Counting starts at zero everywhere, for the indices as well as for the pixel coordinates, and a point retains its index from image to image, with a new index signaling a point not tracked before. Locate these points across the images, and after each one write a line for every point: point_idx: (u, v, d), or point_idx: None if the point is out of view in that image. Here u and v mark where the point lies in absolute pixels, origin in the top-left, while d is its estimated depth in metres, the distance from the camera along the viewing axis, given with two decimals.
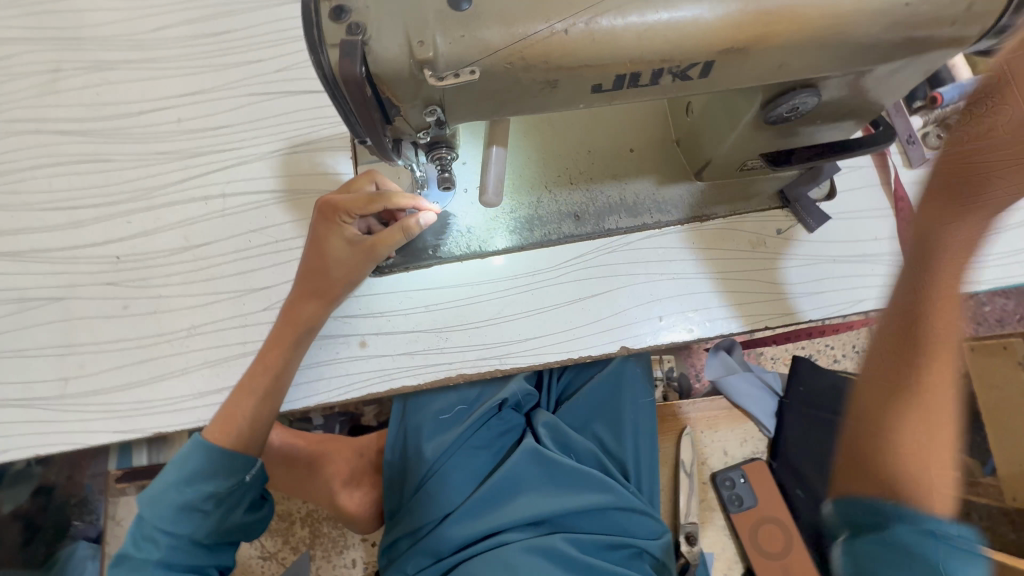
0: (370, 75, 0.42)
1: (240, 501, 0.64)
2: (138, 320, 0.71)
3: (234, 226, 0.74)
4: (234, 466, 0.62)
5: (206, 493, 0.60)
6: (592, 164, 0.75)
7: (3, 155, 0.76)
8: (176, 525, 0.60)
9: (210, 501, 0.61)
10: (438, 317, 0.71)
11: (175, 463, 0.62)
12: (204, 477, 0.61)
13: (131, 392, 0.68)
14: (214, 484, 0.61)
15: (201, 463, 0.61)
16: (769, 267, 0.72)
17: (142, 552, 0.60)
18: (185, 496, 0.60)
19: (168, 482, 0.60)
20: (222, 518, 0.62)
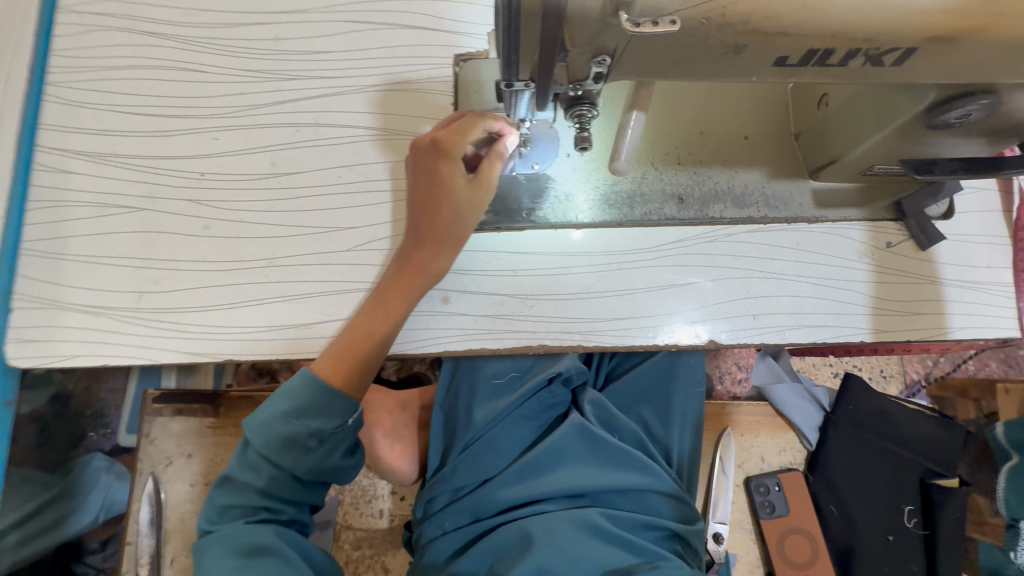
0: (561, 9, 0.38)
1: (339, 445, 0.63)
2: (218, 243, 0.68)
3: (324, 159, 0.71)
4: (342, 409, 0.62)
5: (308, 431, 0.60)
6: (703, 147, 0.71)
7: (88, 50, 0.72)
8: (282, 456, 0.60)
9: (312, 440, 0.60)
10: (525, 284, 0.69)
11: (281, 397, 0.61)
12: (309, 415, 0.60)
13: (206, 315, 0.66)
14: (317, 425, 0.60)
15: (306, 401, 0.60)
16: (873, 278, 0.69)
17: (247, 477, 0.62)
18: (290, 432, 0.60)
19: (275, 415, 0.60)
20: (322, 458, 0.62)
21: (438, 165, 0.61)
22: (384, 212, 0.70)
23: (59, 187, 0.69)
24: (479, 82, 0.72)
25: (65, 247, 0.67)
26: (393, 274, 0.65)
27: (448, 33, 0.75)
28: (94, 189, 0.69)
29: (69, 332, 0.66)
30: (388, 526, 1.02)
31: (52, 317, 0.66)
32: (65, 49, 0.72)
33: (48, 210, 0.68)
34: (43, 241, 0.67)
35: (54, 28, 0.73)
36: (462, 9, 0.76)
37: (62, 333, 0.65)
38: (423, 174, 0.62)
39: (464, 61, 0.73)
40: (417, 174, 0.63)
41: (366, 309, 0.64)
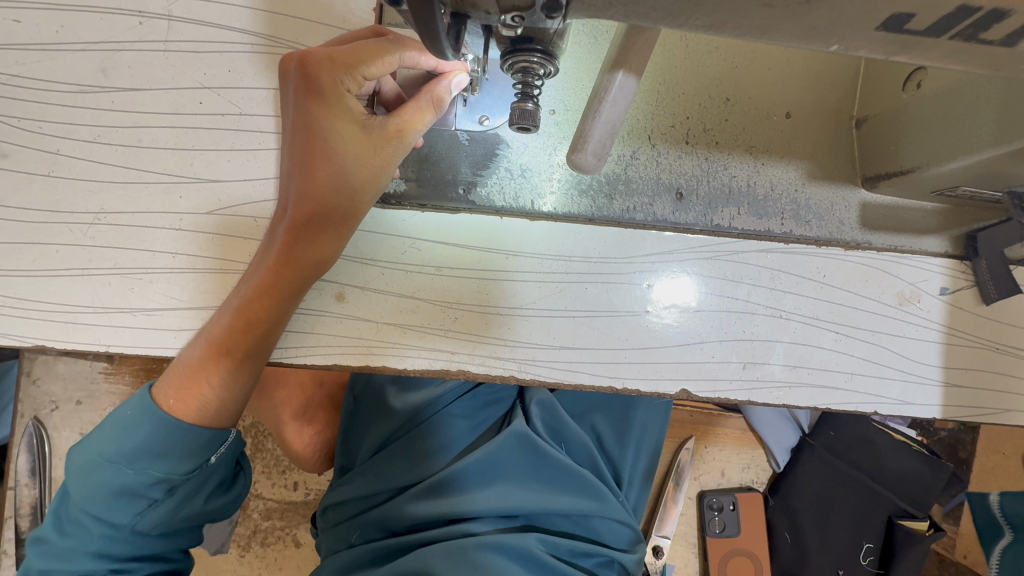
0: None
1: (200, 488, 0.48)
2: (26, 183, 0.49)
3: (180, 73, 0.49)
4: (188, 445, 0.45)
5: (151, 479, 0.44)
6: (722, 124, 0.50)
7: None
8: (112, 512, 0.44)
9: (159, 489, 0.45)
10: (449, 287, 0.51)
11: (112, 429, 0.45)
12: (150, 457, 0.44)
13: (8, 282, 0.48)
14: (166, 469, 0.44)
15: (145, 435, 0.44)
16: (913, 333, 0.52)
17: (71, 537, 0.45)
18: (123, 479, 0.44)
19: (101, 455, 0.44)
20: (176, 509, 0.46)
21: (311, 107, 0.40)
22: (262, 163, 0.49)
23: None
24: None
25: None
26: (257, 264, 0.46)
27: None
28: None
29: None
30: (302, 501, 0.93)
31: None
32: None
33: None
34: None
35: None
36: None
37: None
38: (292, 117, 0.42)
39: None
40: (287, 113, 0.43)
41: (220, 311, 0.47)
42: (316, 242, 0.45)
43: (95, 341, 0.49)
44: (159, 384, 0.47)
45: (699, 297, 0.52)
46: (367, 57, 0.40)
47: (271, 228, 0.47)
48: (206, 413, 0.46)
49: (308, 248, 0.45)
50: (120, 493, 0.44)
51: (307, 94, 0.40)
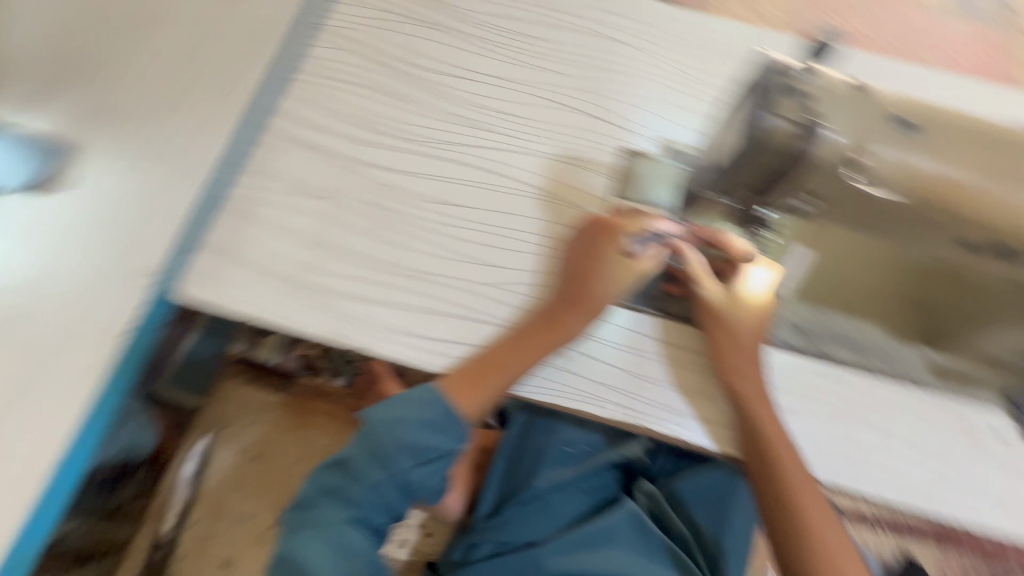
0: (806, 152, 0.46)
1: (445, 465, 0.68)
2: (385, 248, 0.75)
3: (493, 203, 0.79)
4: (455, 428, 0.67)
5: (434, 444, 0.66)
6: (827, 291, 0.80)
7: (324, 61, 0.84)
8: (399, 460, 0.65)
9: (432, 453, 0.66)
10: (640, 363, 0.72)
11: (417, 402, 0.67)
12: (436, 430, 0.66)
13: (355, 306, 0.73)
14: (442, 441, 0.66)
15: (440, 415, 0.66)
16: (978, 465, 0.70)
17: (363, 470, 0.66)
18: (420, 439, 0.65)
19: (412, 419, 0.66)
20: (435, 472, 0.67)
21: (605, 245, 0.71)
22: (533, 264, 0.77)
23: (269, 162, 0.78)
24: (647, 179, 0.80)
25: (256, 212, 0.76)
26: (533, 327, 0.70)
27: (626, 131, 0.83)
28: (291, 170, 0.78)
29: (231, 281, 0.73)
30: (408, 561, 1.00)
31: (226, 268, 0.73)
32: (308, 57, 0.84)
33: (252, 178, 0.77)
34: (241, 203, 0.76)
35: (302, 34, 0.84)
36: (644, 116, 0.85)
37: (226, 281, 0.73)
38: (583, 244, 0.72)
39: (635, 158, 0.82)
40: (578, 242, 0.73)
41: (500, 347, 0.70)
42: (577, 323, 0.70)
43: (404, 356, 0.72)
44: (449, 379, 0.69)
45: (815, 403, 0.71)
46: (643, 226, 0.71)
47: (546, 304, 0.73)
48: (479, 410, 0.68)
49: (572, 325, 0.70)
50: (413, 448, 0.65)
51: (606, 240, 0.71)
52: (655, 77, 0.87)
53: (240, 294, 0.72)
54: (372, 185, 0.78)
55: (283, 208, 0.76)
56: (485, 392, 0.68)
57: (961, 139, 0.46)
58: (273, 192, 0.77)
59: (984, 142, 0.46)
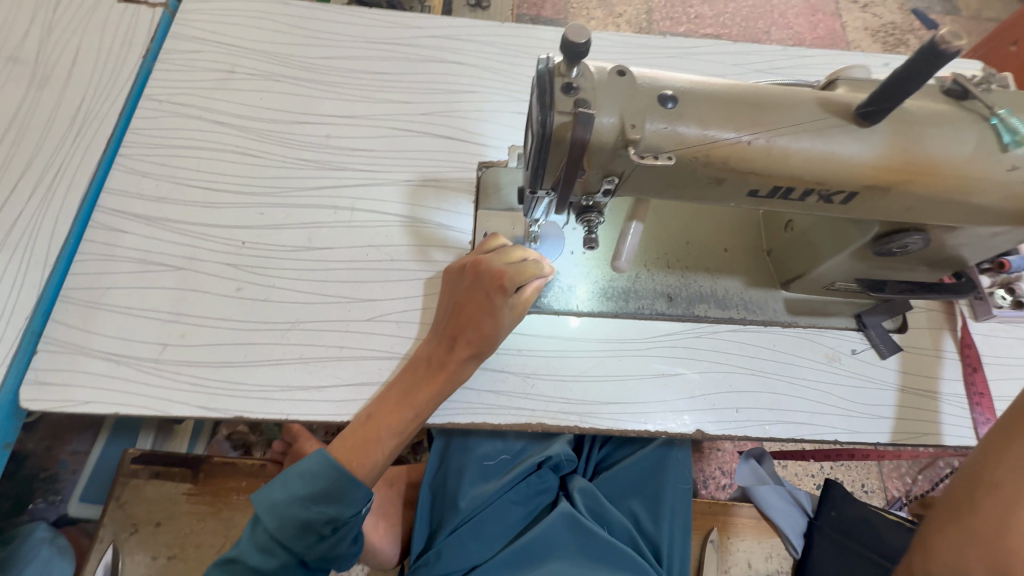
0: (586, 142, 0.47)
1: (346, 536, 0.65)
2: (249, 305, 0.73)
3: (355, 238, 0.78)
4: (356, 493, 0.64)
5: (326, 518, 0.62)
6: (690, 255, 0.80)
7: (162, 131, 0.82)
8: (294, 541, 0.62)
9: (328, 526, 0.62)
10: (527, 363, 0.75)
11: (303, 478, 0.63)
12: (327, 501, 0.63)
13: (222, 368, 0.70)
14: (335, 512, 0.62)
15: (331, 483, 0.63)
16: (844, 382, 0.77)
17: (256, 559, 0.62)
18: (308, 514, 0.62)
19: (295, 496, 0.62)
20: (332, 546, 0.64)
21: (481, 282, 0.66)
22: (410, 289, 0.76)
23: (110, 243, 0.75)
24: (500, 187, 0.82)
25: (101, 298, 0.71)
26: (420, 372, 0.68)
27: (475, 144, 0.86)
28: (137, 253, 0.74)
29: (78, 390, 0.67)
30: None
31: (74, 362, 0.68)
32: (143, 128, 0.82)
33: (93, 267, 0.73)
34: (84, 292, 0.72)
35: (136, 113, 0.83)
36: (491, 127, 0.88)
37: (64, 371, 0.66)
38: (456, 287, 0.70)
39: (487, 167, 0.84)
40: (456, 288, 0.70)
41: (386, 405, 0.67)
42: (464, 364, 0.67)
43: (288, 414, 0.68)
44: (336, 445, 0.66)
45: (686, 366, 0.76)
46: (523, 265, 0.65)
47: (428, 348, 0.69)
48: (375, 469, 0.67)
49: (458, 371, 0.68)
50: (285, 520, 0.61)
51: (477, 276, 0.67)
52: (493, 90, 0.91)
53: (97, 402, 0.66)
54: (224, 239, 0.76)
55: (133, 279, 0.73)
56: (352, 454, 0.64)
57: (719, 105, 0.50)
58: (124, 282, 0.73)
59: (741, 108, 0.50)
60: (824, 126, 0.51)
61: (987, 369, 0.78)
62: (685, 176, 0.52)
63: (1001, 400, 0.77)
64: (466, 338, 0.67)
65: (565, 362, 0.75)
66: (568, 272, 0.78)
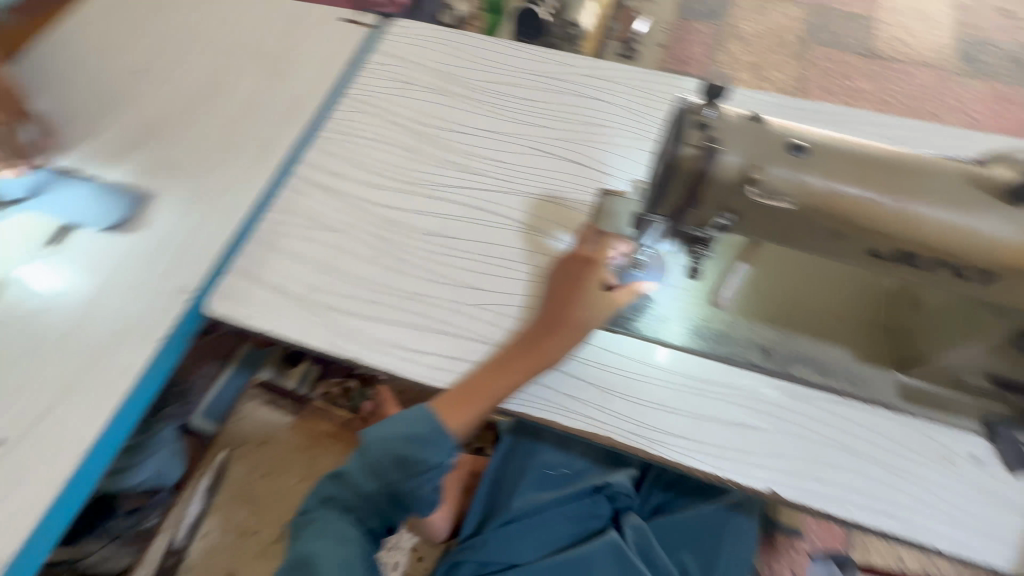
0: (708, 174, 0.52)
1: (431, 482, 0.72)
2: (383, 272, 0.86)
3: (478, 235, 0.89)
4: (445, 446, 0.72)
5: (419, 458, 0.71)
6: (799, 314, 0.78)
7: (349, 123, 1.00)
8: (392, 472, 0.71)
9: (419, 467, 0.71)
10: (608, 378, 0.78)
11: (408, 420, 0.74)
12: (424, 444, 0.72)
13: (350, 319, 0.83)
14: (428, 455, 0.71)
15: (431, 431, 0.72)
16: (957, 489, 0.69)
17: (360, 482, 0.72)
18: (403, 450, 0.71)
19: (398, 434, 0.72)
20: (418, 486, 0.71)
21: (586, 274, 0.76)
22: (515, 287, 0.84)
23: (292, 202, 0.93)
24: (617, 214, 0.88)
25: (276, 243, 0.89)
26: (512, 348, 0.76)
27: (601, 174, 0.93)
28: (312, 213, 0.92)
29: (246, 306, 0.83)
30: None
31: (248, 287, 0.85)
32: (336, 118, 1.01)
33: (276, 218, 0.91)
34: (265, 236, 0.90)
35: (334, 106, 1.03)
36: (618, 161, 0.95)
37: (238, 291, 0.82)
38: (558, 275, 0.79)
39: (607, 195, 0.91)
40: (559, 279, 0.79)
41: (485, 373, 0.75)
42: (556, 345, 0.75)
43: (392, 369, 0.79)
44: (438, 401, 0.75)
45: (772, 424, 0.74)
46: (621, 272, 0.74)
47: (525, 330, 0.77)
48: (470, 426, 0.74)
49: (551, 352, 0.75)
50: (383, 450, 0.71)
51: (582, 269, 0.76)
52: (627, 129, 0.98)
53: (254, 319, 0.82)
54: (376, 215, 0.91)
55: (302, 231, 0.90)
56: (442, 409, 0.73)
57: (853, 161, 0.52)
58: (299, 233, 0.90)
59: (876, 168, 0.51)
60: (965, 198, 0.50)
61: None
62: (801, 225, 0.54)
63: None
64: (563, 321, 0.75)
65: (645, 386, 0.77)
66: (667, 304, 0.81)
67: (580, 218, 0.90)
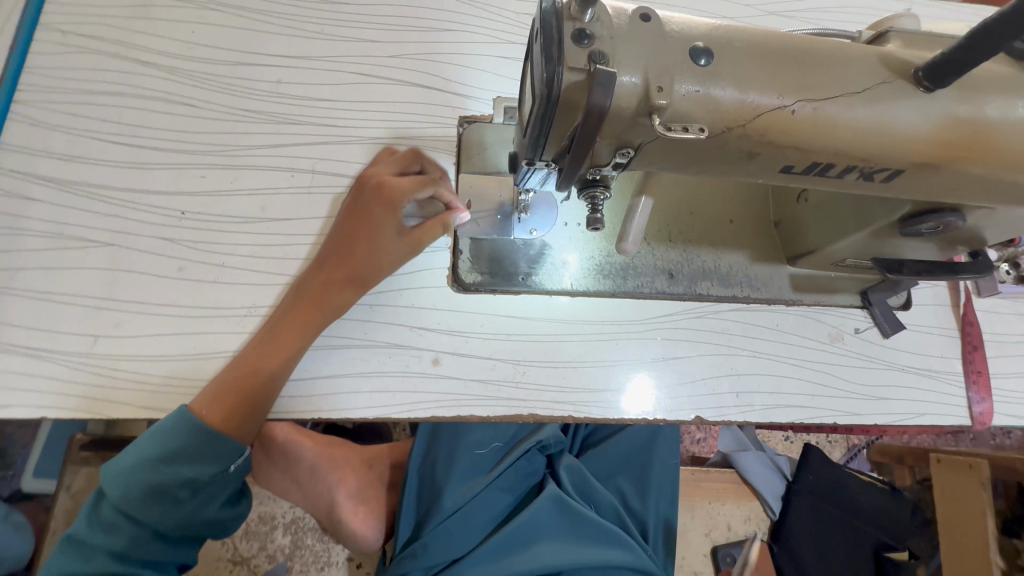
0: (606, 110, 0.37)
1: (217, 494, 0.58)
2: (195, 288, 0.63)
3: (312, 207, 0.68)
4: (218, 452, 0.56)
5: (183, 480, 0.55)
6: (692, 227, 0.74)
7: (67, 73, 0.67)
8: (118, 485, 0.54)
9: (186, 488, 0.55)
10: (517, 350, 0.68)
11: (162, 438, 0.55)
12: (184, 460, 0.55)
13: (171, 364, 0.61)
14: (195, 470, 0.55)
15: (182, 442, 0.55)
16: (845, 362, 0.74)
17: (93, 512, 0.57)
18: (127, 459, 0.55)
19: (143, 458, 0.55)
20: (186, 508, 0.56)
21: (366, 196, 0.61)
22: None
23: (13, 213, 0.62)
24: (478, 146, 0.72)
25: (9, 281, 0.60)
26: (289, 308, 0.61)
27: (454, 95, 0.76)
28: (54, 221, 0.63)
29: None
30: None
31: None
32: (43, 67, 0.67)
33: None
34: None
35: (33, 49, 0.68)
36: (472, 75, 0.77)
37: None
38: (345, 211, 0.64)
39: (469, 123, 0.75)
40: (352, 205, 0.63)
41: (252, 349, 0.60)
42: (344, 290, 0.61)
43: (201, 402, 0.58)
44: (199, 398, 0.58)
45: (685, 351, 0.72)
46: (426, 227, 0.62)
47: (304, 280, 0.62)
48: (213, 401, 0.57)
49: (333, 299, 0.61)
50: (159, 491, 0.55)
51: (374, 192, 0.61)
52: (475, 31, 0.79)
53: None
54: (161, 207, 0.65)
55: (48, 259, 0.61)
56: (153, 432, 0.56)
57: (765, 60, 0.42)
58: (39, 242, 0.61)
59: (786, 64, 0.42)
60: (882, 89, 0.43)
61: (986, 346, 0.76)
62: (710, 148, 0.44)
63: (996, 377, 0.75)
64: (350, 274, 0.61)
65: (553, 348, 0.69)
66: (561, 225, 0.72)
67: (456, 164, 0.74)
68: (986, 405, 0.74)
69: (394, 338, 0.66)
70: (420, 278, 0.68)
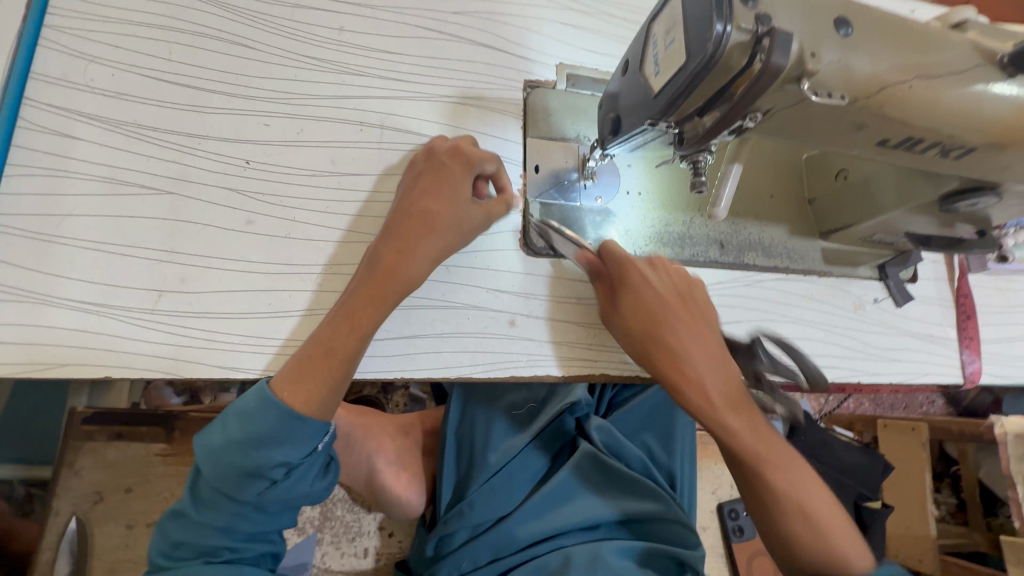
0: (781, 69, 0.42)
1: (310, 467, 0.57)
2: (263, 243, 0.60)
3: (384, 164, 0.65)
4: (301, 433, 0.53)
5: (274, 461, 0.53)
6: (739, 201, 0.79)
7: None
8: (214, 471, 0.53)
9: (279, 469, 0.54)
10: (587, 311, 0.70)
11: (243, 420, 0.53)
12: (271, 444, 0.53)
13: (242, 323, 0.58)
14: (283, 452, 0.53)
15: (266, 424, 0.52)
16: (865, 328, 0.82)
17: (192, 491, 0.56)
18: (218, 442, 0.53)
19: (232, 441, 0.52)
20: (282, 487, 0.55)
21: (439, 158, 0.60)
22: None
23: (58, 156, 0.56)
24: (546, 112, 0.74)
25: (58, 230, 0.55)
26: (361, 281, 0.56)
27: (519, 57, 0.75)
28: (105, 166, 0.57)
29: None
30: (375, 567, 0.92)
31: (37, 315, 0.53)
32: None
33: (40, 186, 0.55)
34: (31, 220, 0.55)
35: None
36: (536, 37, 0.76)
37: None
38: (409, 181, 0.61)
39: (534, 88, 0.74)
40: (416, 171, 0.61)
41: (327, 328, 0.55)
42: (416, 261, 0.56)
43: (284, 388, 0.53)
44: (278, 378, 0.54)
45: (732, 316, 0.78)
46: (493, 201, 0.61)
47: (374, 249, 0.58)
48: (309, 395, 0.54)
49: (407, 271, 0.56)
50: (255, 473, 0.53)
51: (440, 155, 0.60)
52: None
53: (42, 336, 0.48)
54: (221, 155, 0.60)
55: (105, 208, 0.56)
56: (240, 412, 0.53)
57: (890, 36, 0.46)
58: (92, 189, 0.56)
59: (907, 42, 0.46)
60: (977, 72, 0.48)
61: (977, 315, 0.86)
62: (832, 116, 0.47)
63: (984, 342, 0.86)
64: (424, 241, 0.57)
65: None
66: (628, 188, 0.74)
67: (523, 129, 0.73)
68: (976, 365, 0.85)
69: (470, 298, 0.66)
70: (496, 241, 0.69)
